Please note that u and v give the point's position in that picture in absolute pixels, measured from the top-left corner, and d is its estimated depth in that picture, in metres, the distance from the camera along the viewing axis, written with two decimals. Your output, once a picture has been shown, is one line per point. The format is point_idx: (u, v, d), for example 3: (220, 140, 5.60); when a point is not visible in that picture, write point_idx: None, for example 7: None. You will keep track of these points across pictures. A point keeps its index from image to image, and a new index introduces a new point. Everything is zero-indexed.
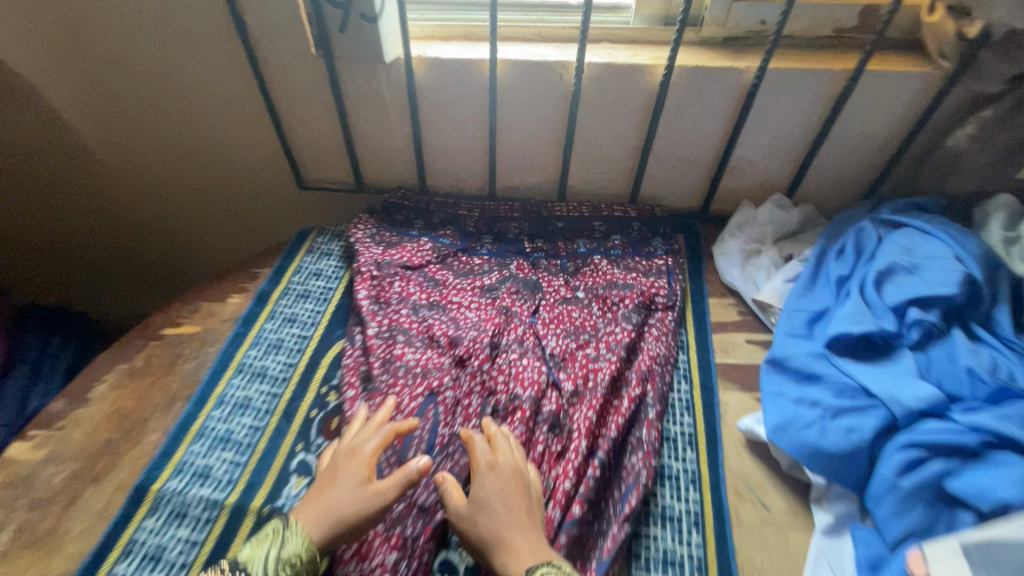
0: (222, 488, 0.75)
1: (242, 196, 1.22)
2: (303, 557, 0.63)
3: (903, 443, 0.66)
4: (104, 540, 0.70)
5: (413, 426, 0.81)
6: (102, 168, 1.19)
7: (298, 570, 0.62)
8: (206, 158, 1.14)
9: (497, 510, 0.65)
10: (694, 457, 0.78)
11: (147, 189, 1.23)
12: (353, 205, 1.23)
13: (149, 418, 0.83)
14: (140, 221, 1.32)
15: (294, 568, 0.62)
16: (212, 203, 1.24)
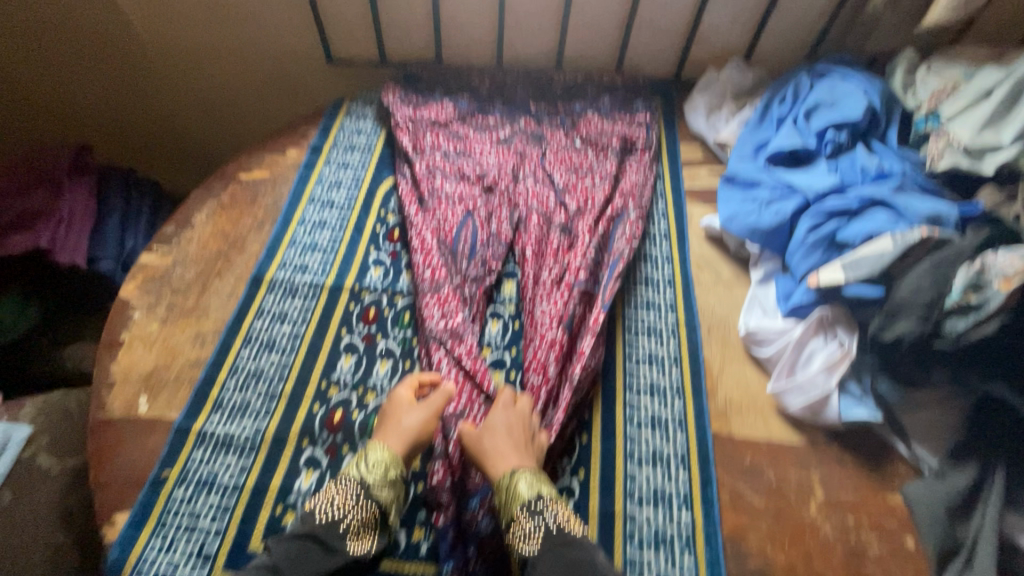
0: (320, 276, 0.99)
1: (259, 62, 1.34)
2: (390, 460, 0.75)
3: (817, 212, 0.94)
4: (240, 307, 0.95)
5: (458, 230, 1.04)
6: (135, 40, 1.28)
7: (388, 476, 0.74)
8: (234, 18, 1.24)
9: (506, 431, 0.75)
10: (668, 245, 1.07)
11: (181, 54, 1.32)
12: (376, 78, 1.40)
13: (248, 234, 1.05)
14: (181, 93, 1.40)
15: (383, 468, 0.74)
16: (225, 78, 1.38)
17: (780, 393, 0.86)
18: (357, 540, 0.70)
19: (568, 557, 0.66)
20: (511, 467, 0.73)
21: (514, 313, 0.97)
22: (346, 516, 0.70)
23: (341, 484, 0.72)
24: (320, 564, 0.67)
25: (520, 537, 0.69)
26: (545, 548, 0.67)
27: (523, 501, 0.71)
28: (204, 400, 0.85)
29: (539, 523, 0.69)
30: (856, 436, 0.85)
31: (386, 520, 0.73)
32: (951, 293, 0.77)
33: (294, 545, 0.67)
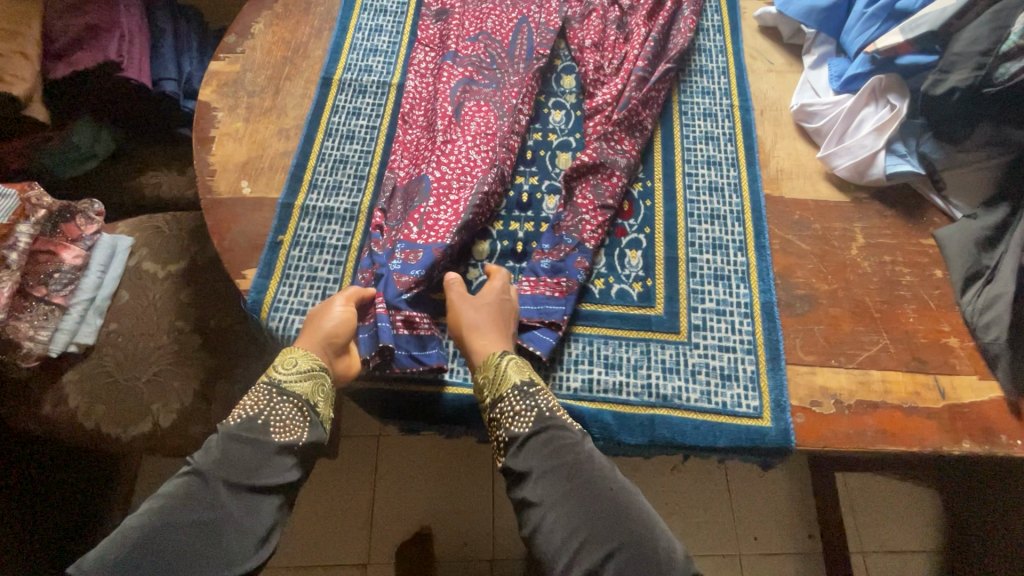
0: (385, 76, 1.03)
1: None
2: (300, 355, 0.74)
3: None
4: (315, 104, 1.00)
5: (516, 33, 1.05)
6: None
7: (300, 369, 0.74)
8: None
9: (486, 311, 0.76)
10: (720, 40, 1.08)
11: None
12: None
13: (308, 42, 1.07)
14: None
15: (294, 362, 0.74)
16: None
17: (830, 156, 0.93)
18: (286, 429, 0.70)
19: (556, 445, 0.66)
20: (501, 348, 0.74)
21: (576, 103, 1.01)
22: (264, 412, 0.70)
23: (254, 393, 0.72)
24: (251, 460, 0.66)
25: (508, 415, 0.70)
26: (538, 429, 0.68)
27: (512, 385, 0.71)
28: (300, 181, 0.93)
29: (530, 405, 0.70)
30: (896, 194, 0.93)
31: (313, 410, 0.74)
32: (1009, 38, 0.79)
33: (214, 450, 0.66)
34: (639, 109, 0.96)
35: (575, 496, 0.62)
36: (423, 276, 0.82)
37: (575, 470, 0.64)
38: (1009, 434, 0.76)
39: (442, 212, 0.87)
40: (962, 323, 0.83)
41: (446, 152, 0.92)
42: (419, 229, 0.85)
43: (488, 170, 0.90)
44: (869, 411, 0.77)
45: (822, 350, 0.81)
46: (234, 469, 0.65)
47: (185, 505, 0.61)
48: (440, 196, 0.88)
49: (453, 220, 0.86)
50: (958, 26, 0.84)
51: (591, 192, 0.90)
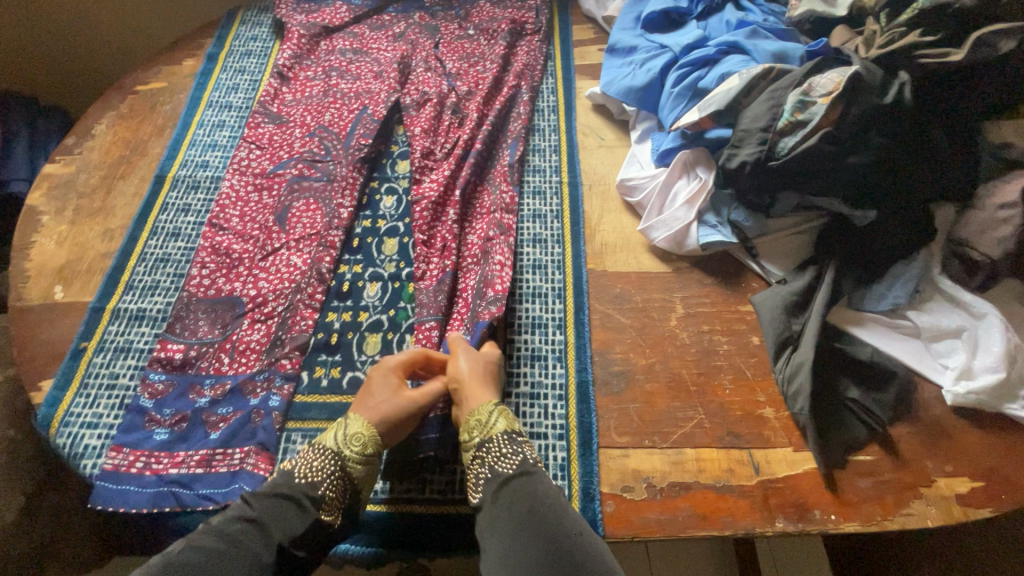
0: (220, 170, 1.04)
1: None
2: (368, 436, 0.73)
3: (683, 61, 1.00)
4: (145, 203, 1.00)
5: (354, 126, 1.08)
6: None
7: (362, 452, 0.73)
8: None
9: (484, 367, 0.77)
10: (555, 117, 1.14)
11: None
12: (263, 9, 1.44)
13: (150, 139, 1.09)
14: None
15: (361, 442, 0.73)
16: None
17: (648, 228, 0.95)
18: (329, 509, 0.69)
19: (530, 490, 0.66)
20: (490, 398, 0.75)
21: (407, 187, 1.03)
22: (324, 483, 0.69)
23: (319, 453, 0.72)
24: (294, 523, 0.66)
25: (494, 456, 0.70)
26: (517, 471, 0.68)
27: (503, 430, 0.72)
28: (117, 283, 0.91)
29: (518, 450, 0.70)
30: (715, 261, 0.95)
31: (355, 495, 0.72)
32: (783, 114, 0.85)
33: (284, 499, 0.67)
34: (471, 192, 1.00)
35: (526, 530, 0.63)
36: (230, 415, 0.79)
37: (542, 527, 0.63)
38: (822, 509, 0.74)
39: (253, 331, 0.86)
40: (777, 392, 0.82)
41: (264, 266, 0.92)
42: (230, 358, 0.84)
43: (307, 272, 0.91)
44: (680, 494, 0.75)
45: (635, 431, 0.79)
46: (275, 526, 0.65)
47: (225, 549, 0.61)
48: (254, 315, 0.87)
49: (263, 340, 0.85)
50: (745, 102, 0.90)
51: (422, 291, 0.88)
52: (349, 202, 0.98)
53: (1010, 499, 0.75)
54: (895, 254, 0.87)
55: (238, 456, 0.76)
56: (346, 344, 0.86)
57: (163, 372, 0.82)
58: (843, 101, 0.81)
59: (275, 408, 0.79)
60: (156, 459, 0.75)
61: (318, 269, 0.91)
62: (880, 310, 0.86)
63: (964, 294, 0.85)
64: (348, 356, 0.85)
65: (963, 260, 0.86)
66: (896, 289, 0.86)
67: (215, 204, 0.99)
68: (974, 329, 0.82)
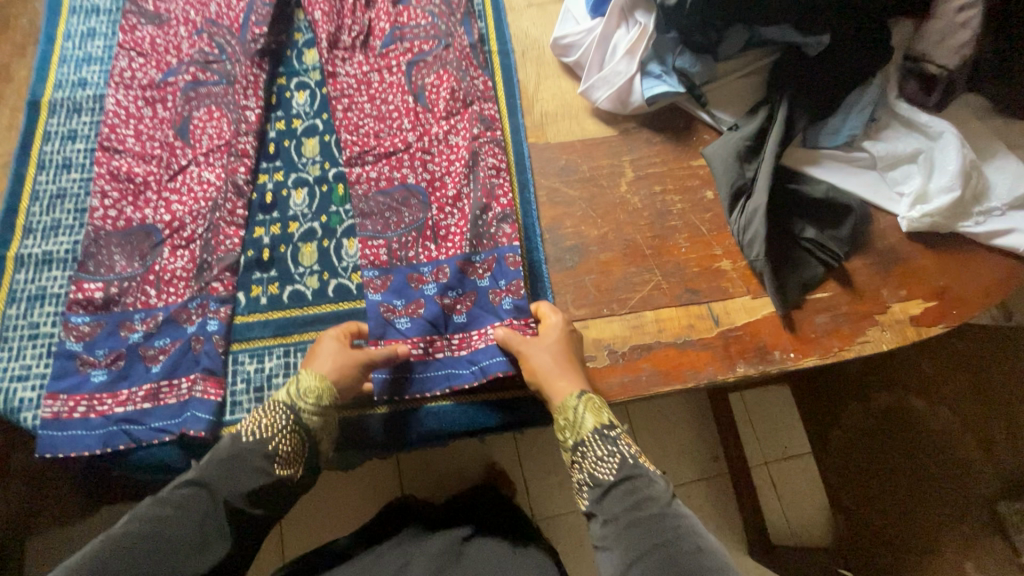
0: (102, 87, 0.91)
1: None
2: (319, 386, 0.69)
3: None
4: (22, 135, 0.87)
5: (246, 14, 0.93)
6: None
7: (315, 403, 0.68)
8: None
9: (553, 352, 0.71)
10: None
11: None
12: None
13: (11, 61, 0.93)
14: None
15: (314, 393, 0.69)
16: None
17: (589, 89, 0.86)
18: (286, 462, 0.66)
19: (637, 500, 0.62)
20: (577, 387, 0.68)
21: (319, 79, 0.91)
22: (276, 438, 0.66)
23: (268, 409, 0.68)
24: (241, 480, 0.63)
25: (591, 461, 0.67)
26: (620, 478, 0.64)
27: (591, 428, 0.67)
28: (14, 228, 0.82)
29: (613, 450, 0.66)
30: (664, 117, 0.88)
31: (313, 447, 0.69)
32: None
33: (228, 461, 0.64)
34: (415, 82, 0.89)
35: (638, 545, 0.60)
36: (169, 346, 0.75)
37: (654, 536, 0.60)
38: (781, 349, 0.75)
39: (176, 258, 0.79)
40: (734, 244, 0.80)
41: (174, 187, 0.83)
42: (157, 290, 0.78)
43: (222, 187, 0.82)
44: (642, 355, 0.75)
45: (592, 302, 0.78)
46: (222, 486, 0.62)
47: (174, 516, 0.60)
48: (174, 241, 0.80)
49: (188, 266, 0.78)
50: None
51: (386, 215, 0.82)
52: (254, 104, 0.87)
53: (961, 313, 0.77)
54: (850, 82, 0.81)
55: (185, 385, 0.73)
56: (280, 259, 0.80)
57: (85, 313, 0.76)
58: None
59: (214, 332, 0.75)
60: (99, 401, 0.72)
61: (235, 182, 0.82)
62: (835, 144, 0.82)
63: (920, 115, 0.80)
64: (284, 270, 0.80)
65: (919, 76, 0.81)
66: (852, 121, 0.81)
67: (104, 125, 0.87)
68: (930, 151, 0.79)
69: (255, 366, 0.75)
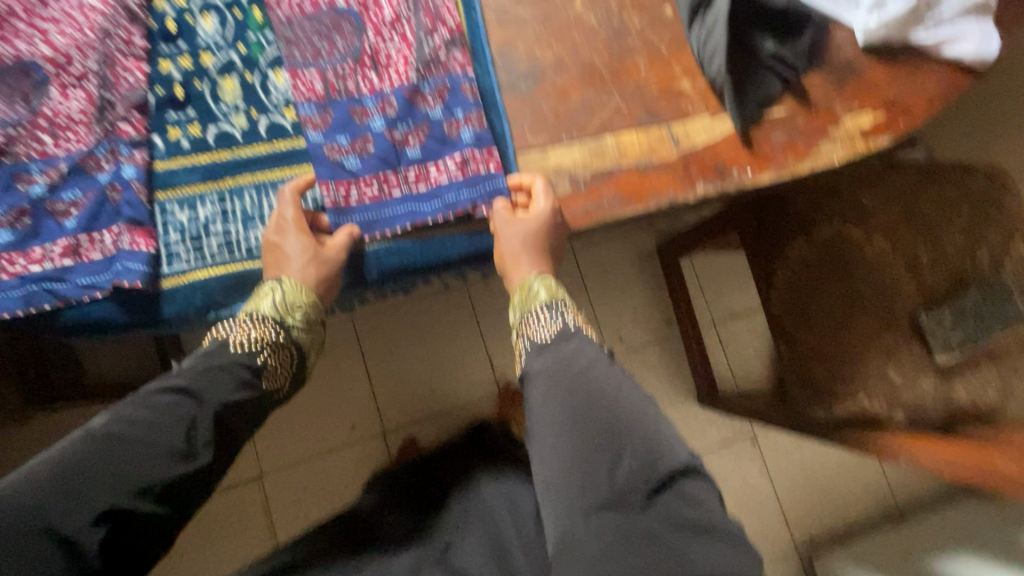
0: None
1: None
2: (308, 301, 0.70)
3: None
4: None
5: None
6: None
7: (303, 317, 0.71)
8: None
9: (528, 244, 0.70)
10: None
11: None
12: None
13: None
14: None
15: (301, 309, 0.70)
16: None
17: None
18: (273, 378, 0.69)
19: (569, 352, 0.67)
20: (534, 272, 0.73)
21: None
22: (263, 352, 0.68)
23: (255, 321, 0.68)
24: (225, 389, 0.63)
25: (534, 326, 0.71)
26: (557, 340, 0.69)
27: (540, 300, 0.72)
28: None
29: (555, 318, 0.71)
30: None
31: (301, 362, 0.73)
32: None
33: (216, 374, 0.64)
34: None
35: (561, 392, 0.63)
36: (82, 198, 0.66)
37: (577, 383, 0.63)
38: (739, 166, 0.75)
39: (69, 99, 0.68)
40: (694, 62, 0.77)
41: (49, 16, 0.69)
42: (53, 137, 0.67)
43: (111, 11, 0.69)
44: (604, 180, 0.73)
45: (551, 129, 0.74)
46: (210, 393, 0.62)
47: (156, 419, 0.59)
48: (62, 80, 0.68)
49: (86, 107, 0.67)
50: None
51: (315, 44, 0.72)
52: None
53: (907, 123, 0.78)
54: None
55: (109, 238, 0.65)
56: (197, 97, 0.70)
57: None
58: None
59: (131, 179, 0.66)
60: (8, 261, 0.64)
61: (125, 6, 0.69)
62: None
63: None
64: (204, 109, 0.70)
65: None
66: None
67: None
68: None
69: (187, 216, 0.68)
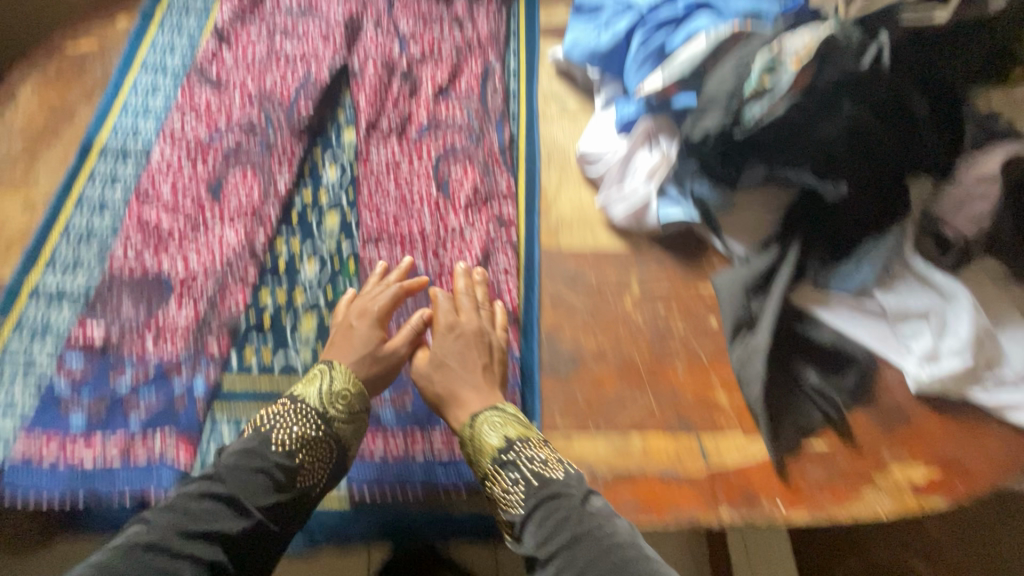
0: (152, 139, 0.97)
1: None
2: (355, 393, 0.74)
3: (662, 17, 0.91)
4: (69, 175, 0.93)
5: (296, 90, 1.00)
6: None
7: (345, 409, 0.73)
8: None
9: (461, 364, 0.76)
10: (515, 83, 1.05)
11: None
12: None
13: (76, 105, 1.02)
14: None
15: (346, 400, 0.74)
16: None
17: (606, 205, 0.90)
18: (306, 476, 0.68)
19: (555, 508, 0.64)
20: (483, 410, 0.73)
21: (353, 159, 0.96)
22: (301, 450, 0.69)
23: (298, 415, 0.71)
24: (257, 489, 0.65)
25: (499, 494, 0.68)
26: (532, 506, 0.65)
27: (492, 452, 0.69)
28: (36, 259, 0.85)
29: (516, 478, 0.67)
30: (675, 240, 0.89)
31: (344, 458, 0.71)
32: (749, 79, 0.78)
33: (252, 473, 0.66)
34: (445, 176, 0.93)
35: (581, 561, 0.61)
36: (152, 400, 0.75)
37: (578, 544, 0.62)
38: (769, 498, 0.71)
39: (180, 312, 0.81)
40: (732, 377, 0.79)
41: (195, 242, 0.86)
42: (154, 340, 0.79)
43: (239, 248, 0.85)
44: (624, 484, 0.72)
45: (580, 417, 0.76)
46: (248, 499, 0.64)
47: (187, 526, 0.61)
48: (181, 294, 0.82)
49: (189, 321, 0.80)
50: (713, 67, 0.83)
51: (392, 318, 0.85)
52: (287, 175, 0.92)
53: (966, 488, 0.73)
54: (864, 228, 0.82)
55: (158, 445, 0.72)
56: (279, 328, 0.82)
57: (82, 355, 0.78)
58: (814, 64, 0.75)
59: (198, 395, 0.75)
60: (72, 447, 0.72)
61: (252, 246, 0.85)
62: (845, 290, 0.82)
63: (936, 275, 0.79)
64: (281, 338, 0.81)
65: (936, 239, 0.83)
66: (863, 270, 0.81)
67: (145, 176, 0.92)
68: (942, 312, 0.78)
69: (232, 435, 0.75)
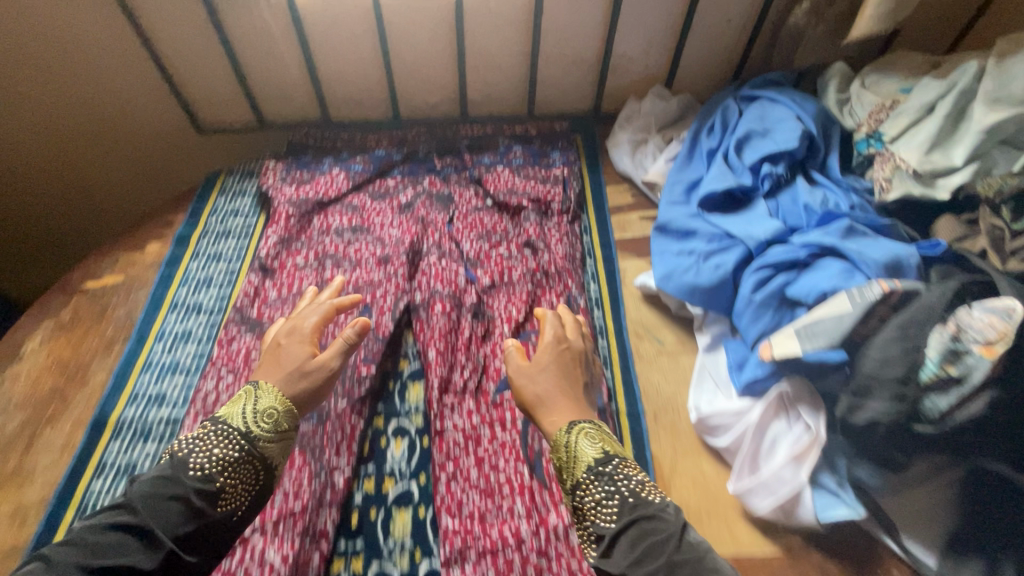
0: (179, 407, 0.82)
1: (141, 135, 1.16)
2: (280, 412, 0.69)
3: (773, 259, 0.81)
4: (73, 466, 0.76)
5: None
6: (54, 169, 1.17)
7: (273, 428, 0.68)
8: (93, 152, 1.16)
9: (548, 396, 0.72)
10: (601, 316, 0.93)
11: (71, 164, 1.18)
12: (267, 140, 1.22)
13: (93, 360, 0.88)
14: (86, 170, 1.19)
15: (273, 418, 0.69)
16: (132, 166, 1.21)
17: (745, 493, 0.72)
18: (228, 501, 0.62)
19: (661, 531, 0.58)
20: (568, 422, 0.69)
21: (422, 428, 0.80)
22: (221, 473, 0.62)
23: (218, 436, 0.65)
24: (170, 511, 0.58)
25: (591, 507, 0.63)
26: (627, 521, 0.60)
27: (589, 461, 0.65)
28: None
29: (612, 491, 0.62)
30: (834, 536, 0.71)
31: (269, 481, 0.66)
32: (927, 363, 0.65)
33: (166, 501, 0.59)
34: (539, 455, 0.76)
35: None
36: None
37: (674, 574, 0.55)
38: None
39: None
40: None
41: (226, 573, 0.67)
42: None
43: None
44: None
45: None
46: (153, 521, 0.57)
47: (90, 562, 0.54)
48: None
49: None
50: (864, 333, 0.70)
51: None
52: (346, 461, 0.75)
53: None
54: None
55: None
56: None
57: None
58: (1007, 352, 0.62)
59: None
60: None
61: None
62: None
63: None
64: None
65: None
66: None
67: None
68: None
69: None
